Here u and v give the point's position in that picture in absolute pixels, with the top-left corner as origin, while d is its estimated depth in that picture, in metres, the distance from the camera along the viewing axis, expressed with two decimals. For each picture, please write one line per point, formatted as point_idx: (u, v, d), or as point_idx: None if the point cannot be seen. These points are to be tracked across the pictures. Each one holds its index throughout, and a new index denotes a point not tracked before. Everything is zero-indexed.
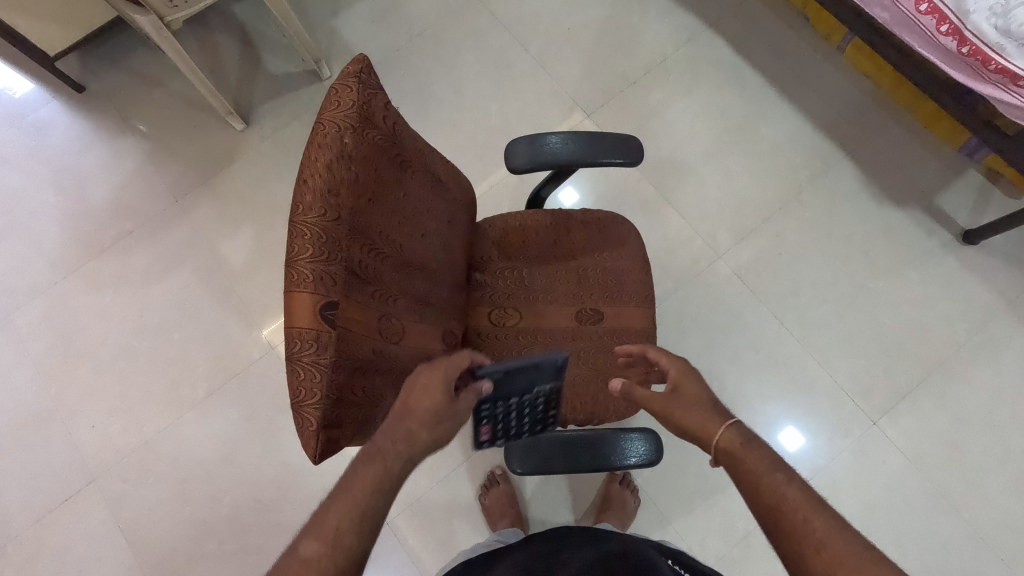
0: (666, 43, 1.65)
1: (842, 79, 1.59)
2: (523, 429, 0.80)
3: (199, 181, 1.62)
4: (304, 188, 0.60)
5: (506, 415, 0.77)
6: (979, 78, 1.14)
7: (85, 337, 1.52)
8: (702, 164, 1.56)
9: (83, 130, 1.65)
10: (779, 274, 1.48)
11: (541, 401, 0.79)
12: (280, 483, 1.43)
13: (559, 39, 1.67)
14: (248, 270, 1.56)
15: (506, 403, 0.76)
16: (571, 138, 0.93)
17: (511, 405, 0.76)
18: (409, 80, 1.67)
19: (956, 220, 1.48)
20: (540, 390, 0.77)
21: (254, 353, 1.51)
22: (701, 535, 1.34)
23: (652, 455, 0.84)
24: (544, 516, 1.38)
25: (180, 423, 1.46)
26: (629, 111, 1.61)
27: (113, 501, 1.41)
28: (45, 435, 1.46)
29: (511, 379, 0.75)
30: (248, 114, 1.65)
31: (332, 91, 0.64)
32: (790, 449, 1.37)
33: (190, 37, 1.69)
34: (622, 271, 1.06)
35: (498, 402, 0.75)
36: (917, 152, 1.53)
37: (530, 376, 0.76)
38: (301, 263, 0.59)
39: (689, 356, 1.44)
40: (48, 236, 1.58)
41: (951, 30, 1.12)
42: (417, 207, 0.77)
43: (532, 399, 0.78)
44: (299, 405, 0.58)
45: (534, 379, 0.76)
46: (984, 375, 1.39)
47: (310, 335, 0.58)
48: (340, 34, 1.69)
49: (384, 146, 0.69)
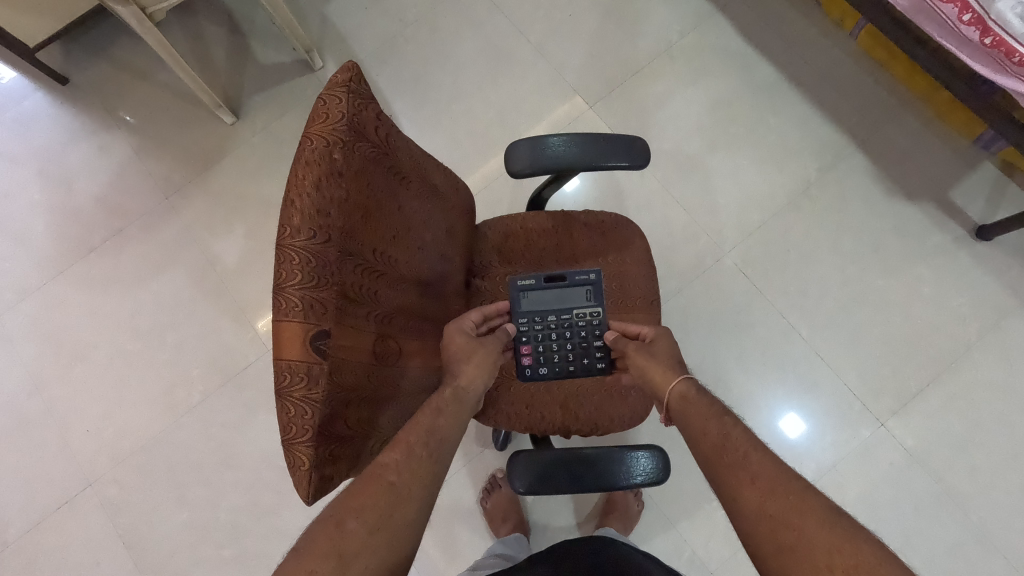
0: (671, 29, 1.59)
1: (854, 68, 1.53)
2: (567, 356, 0.90)
3: (189, 177, 1.57)
4: (290, 209, 0.56)
5: (544, 333, 0.90)
6: (1003, 71, 1.08)
7: (77, 339, 1.49)
8: (708, 157, 1.51)
9: (68, 124, 1.59)
10: (786, 271, 1.44)
11: (577, 323, 0.91)
12: (279, 487, 1.41)
13: (560, 26, 1.61)
14: (241, 270, 1.52)
15: (543, 320, 0.90)
16: (574, 139, 0.88)
17: (547, 323, 0.90)
18: (404, 70, 1.60)
19: (969, 215, 1.44)
20: (572, 311, 0.91)
21: (250, 355, 1.47)
22: (705, 538, 1.32)
23: (658, 473, 0.81)
24: (545, 520, 1.37)
25: (176, 427, 1.44)
26: (633, 102, 1.55)
27: (110, 506, 1.40)
28: (39, 440, 1.43)
29: (546, 297, 0.91)
30: (238, 107, 1.59)
31: (319, 101, 0.59)
32: (797, 450, 1.35)
33: (177, 25, 1.63)
34: (627, 276, 1.02)
35: (536, 316, 0.90)
36: (931, 144, 1.48)
37: (562, 295, 0.91)
38: (288, 290, 0.55)
39: (694, 357, 1.41)
40: (35, 235, 1.54)
41: (973, 19, 1.07)
42: (413, 219, 0.73)
43: (567, 320, 0.91)
44: (290, 443, 0.54)
45: (565, 297, 0.91)
46: (995, 375, 1.36)
47: (300, 367, 0.54)
48: (333, 22, 1.63)
49: (376, 159, 0.64)
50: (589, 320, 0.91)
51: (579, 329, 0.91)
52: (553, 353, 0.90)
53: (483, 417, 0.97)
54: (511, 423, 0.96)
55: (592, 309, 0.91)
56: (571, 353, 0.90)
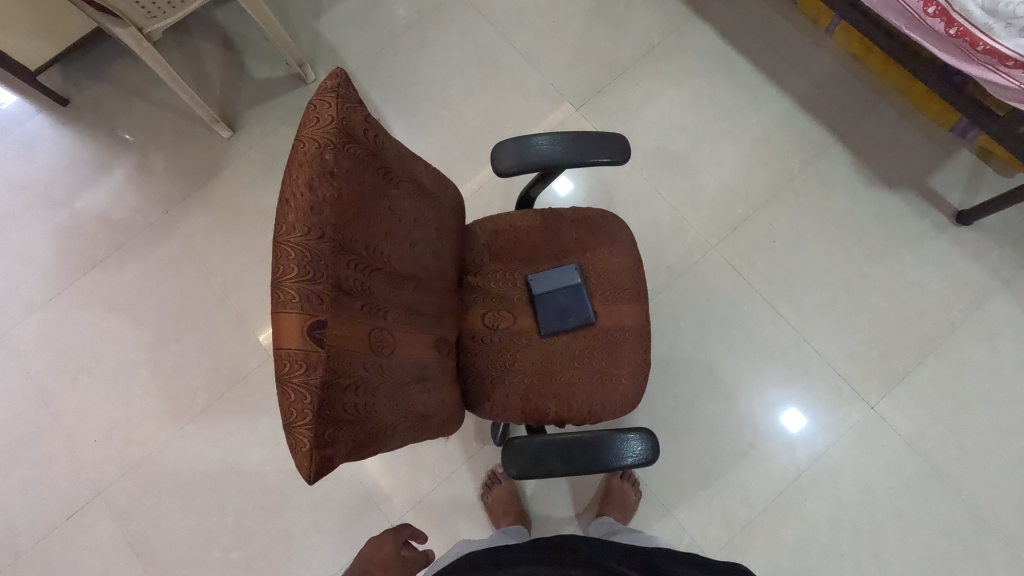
0: (652, 32, 1.64)
1: (831, 63, 1.58)
2: (562, 314, 1.01)
3: (189, 192, 1.61)
4: (286, 207, 0.59)
5: (545, 299, 1.02)
6: (969, 60, 1.13)
7: (83, 352, 1.52)
8: (693, 154, 1.55)
9: (69, 143, 1.64)
10: (773, 262, 1.47)
11: (568, 296, 1.02)
12: (283, 489, 1.44)
13: (544, 32, 1.66)
14: (241, 279, 1.56)
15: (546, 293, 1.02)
16: (558, 139, 0.92)
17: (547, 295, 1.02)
18: (395, 79, 1.65)
19: (949, 201, 1.48)
20: (564, 287, 1.02)
21: (252, 361, 1.51)
22: (703, 526, 1.35)
23: (649, 455, 0.84)
24: (546, 512, 1.40)
25: (181, 435, 1.47)
26: (618, 103, 1.60)
27: (119, 514, 1.43)
28: (48, 451, 1.46)
29: (550, 280, 1.03)
30: (234, 121, 1.63)
31: (310, 107, 0.62)
32: (792, 430, 1.38)
33: (173, 45, 1.68)
34: (614, 269, 1.06)
35: (544, 290, 1.02)
36: (908, 134, 1.52)
37: (558, 279, 1.03)
38: (286, 283, 0.58)
39: (686, 348, 1.44)
40: (40, 252, 1.58)
41: (938, 11, 1.12)
42: (404, 216, 0.76)
43: (562, 291, 1.02)
44: (291, 427, 0.57)
45: (559, 279, 1.02)
46: (982, 355, 1.39)
47: (299, 355, 0.57)
48: (324, 36, 1.68)
49: (367, 160, 0.67)
50: (576, 299, 1.02)
51: (569, 301, 1.02)
52: (551, 313, 1.02)
53: (478, 409, 1.00)
54: (506, 414, 0.99)
55: (575, 292, 1.02)
56: (562, 312, 1.02)
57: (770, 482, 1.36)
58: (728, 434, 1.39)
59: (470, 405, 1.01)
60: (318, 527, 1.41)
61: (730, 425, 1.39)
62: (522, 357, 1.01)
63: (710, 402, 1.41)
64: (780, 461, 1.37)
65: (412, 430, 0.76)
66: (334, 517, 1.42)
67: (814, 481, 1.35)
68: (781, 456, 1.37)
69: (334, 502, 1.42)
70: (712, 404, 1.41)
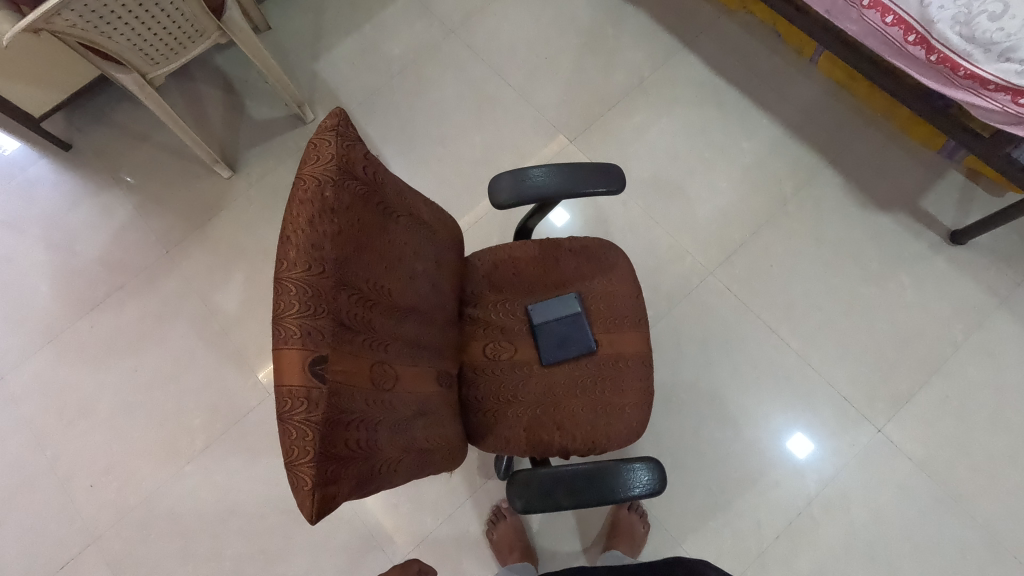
0: (642, 65, 1.68)
1: (818, 90, 1.62)
2: (565, 343, 1.01)
3: (189, 230, 1.62)
4: (287, 244, 0.59)
5: (545, 328, 1.02)
6: (951, 85, 1.16)
7: (80, 395, 1.51)
8: (687, 182, 1.57)
9: (70, 186, 1.66)
10: (771, 285, 1.48)
11: (568, 325, 1.02)
12: (283, 530, 1.40)
13: (537, 68, 1.70)
14: (241, 316, 1.55)
15: (548, 323, 1.02)
16: (553, 171, 0.93)
17: (547, 324, 1.02)
18: (392, 117, 1.69)
19: (942, 221, 1.49)
20: (566, 316, 1.02)
21: (252, 400, 1.49)
22: (714, 558, 1.31)
23: (655, 485, 0.82)
24: (553, 547, 1.37)
25: (179, 478, 1.44)
26: (610, 135, 1.63)
27: (113, 563, 1.39)
28: (43, 498, 1.43)
29: (550, 308, 1.03)
30: (235, 161, 1.66)
31: (311, 145, 0.63)
32: (801, 457, 1.36)
33: (175, 89, 1.72)
34: (613, 296, 1.06)
35: (545, 320, 1.02)
36: (897, 157, 1.55)
37: (558, 308, 1.03)
38: (287, 320, 0.57)
39: (688, 375, 1.43)
40: (39, 296, 1.58)
41: (918, 39, 1.15)
42: (404, 249, 0.76)
43: (563, 318, 1.02)
44: (293, 465, 0.56)
45: (559, 307, 1.03)
46: (986, 374, 1.39)
47: (300, 392, 0.56)
48: (323, 76, 1.72)
49: (366, 196, 0.67)
50: (577, 326, 1.02)
51: (570, 328, 1.02)
52: (552, 341, 1.01)
53: (482, 442, 0.99)
54: (510, 446, 0.98)
55: (576, 319, 1.02)
56: (565, 340, 1.01)
57: (780, 510, 1.33)
58: (735, 461, 1.37)
59: (474, 438, 0.99)
60: (318, 569, 1.38)
61: (737, 452, 1.38)
62: (525, 388, 1.00)
63: (715, 428, 1.40)
64: (790, 487, 1.34)
65: (416, 466, 0.74)
66: (335, 558, 1.38)
67: (825, 507, 1.33)
68: (791, 482, 1.35)
69: (337, 543, 1.39)
70: (717, 431, 1.39)
